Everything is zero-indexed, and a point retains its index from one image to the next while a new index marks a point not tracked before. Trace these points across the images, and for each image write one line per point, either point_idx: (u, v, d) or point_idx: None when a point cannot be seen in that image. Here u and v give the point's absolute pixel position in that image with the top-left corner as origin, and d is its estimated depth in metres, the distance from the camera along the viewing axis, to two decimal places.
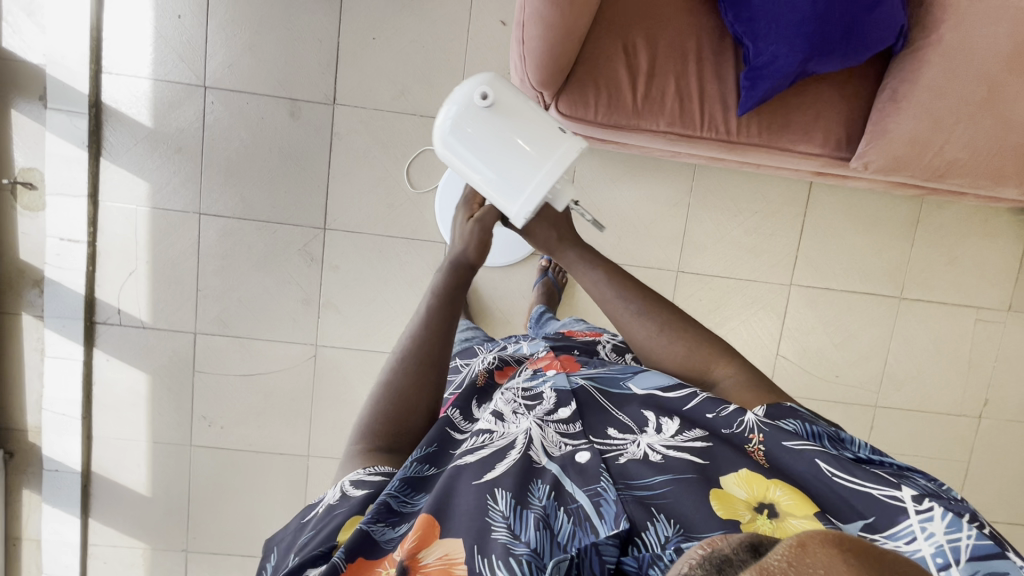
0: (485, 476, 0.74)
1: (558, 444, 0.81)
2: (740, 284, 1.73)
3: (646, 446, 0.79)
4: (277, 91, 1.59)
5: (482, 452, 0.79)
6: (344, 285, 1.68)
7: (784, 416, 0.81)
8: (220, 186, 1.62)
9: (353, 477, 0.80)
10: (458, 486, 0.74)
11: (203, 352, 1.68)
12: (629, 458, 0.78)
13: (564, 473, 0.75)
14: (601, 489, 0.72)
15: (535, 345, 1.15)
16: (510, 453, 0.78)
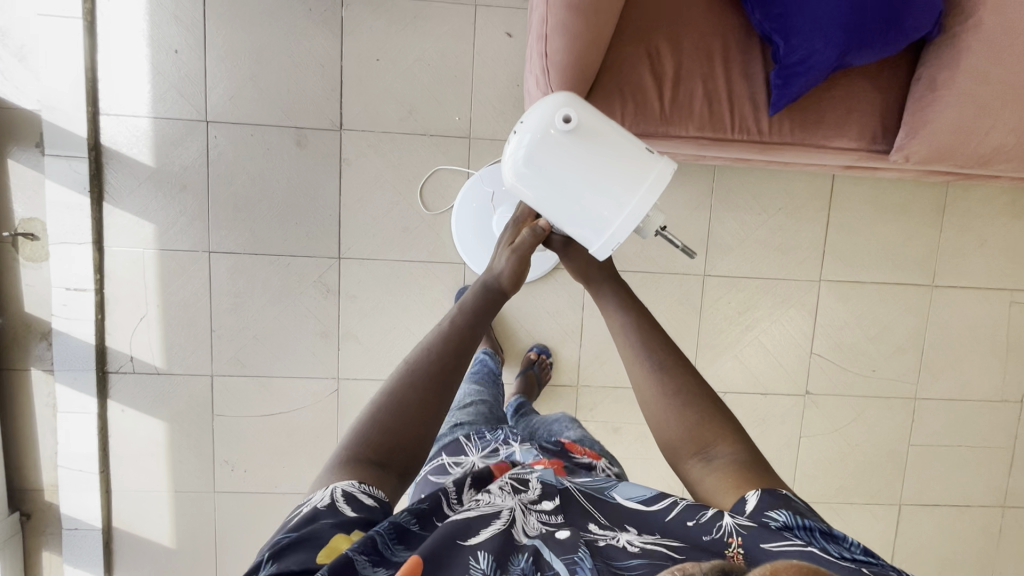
0: (466, 541, 0.78)
1: (538, 525, 0.84)
2: (769, 284, 1.68)
3: (623, 540, 0.81)
4: (281, 120, 1.54)
5: (469, 516, 0.83)
6: (363, 314, 1.62)
7: (771, 510, 0.82)
8: (227, 222, 1.56)
9: (347, 489, 0.81)
10: (446, 537, 0.78)
11: (220, 394, 1.62)
12: (607, 543, 0.80)
13: (546, 548, 0.78)
14: (578, 559, 0.76)
15: (528, 453, 1.08)
16: (491, 524, 0.82)
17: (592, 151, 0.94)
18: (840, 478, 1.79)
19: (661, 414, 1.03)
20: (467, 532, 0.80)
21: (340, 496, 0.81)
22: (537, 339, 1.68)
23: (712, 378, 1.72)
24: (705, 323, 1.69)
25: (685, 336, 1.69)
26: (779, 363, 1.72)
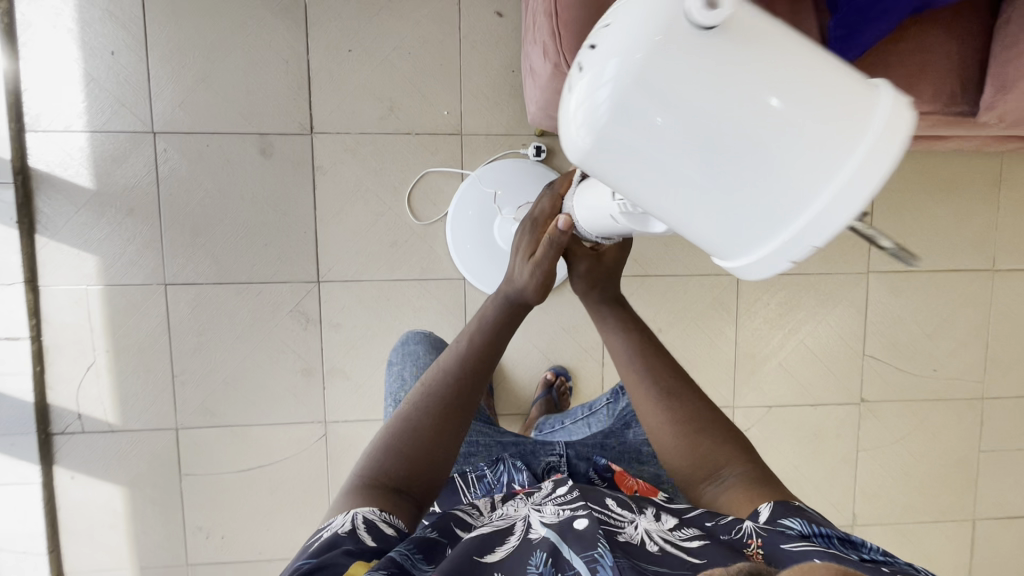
0: (484, 556, 0.67)
1: (555, 514, 0.74)
2: (812, 280, 1.48)
3: (644, 534, 0.71)
4: (242, 126, 1.33)
5: (489, 530, 0.72)
6: (350, 345, 1.40)
7: (788, 516, 0.69)
8: (185, 248, 1.34)
9: (369, 516, 0.68)
10: (464, 555, 0.67)
11: (188, 449, 1.39)
12: (629, 538, 0.70)
13: (560, 544, 0.67)
14: (597, 556, 0.64)
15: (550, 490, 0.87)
16: (510, 538, 0.71)
17: (741, 68, 0.39)
18: (905, 494, 1.57)
19: (668, 439, 0.87)
20: (482, 547, 0.68)
21: (360, 523, 0.67)
22: (554, 361, 1.45)
23: (754, 391, 1.50)
24: (743, 328, 1.48)
25: (722, 344, 1.48)
26: (829, 368, 1.51)
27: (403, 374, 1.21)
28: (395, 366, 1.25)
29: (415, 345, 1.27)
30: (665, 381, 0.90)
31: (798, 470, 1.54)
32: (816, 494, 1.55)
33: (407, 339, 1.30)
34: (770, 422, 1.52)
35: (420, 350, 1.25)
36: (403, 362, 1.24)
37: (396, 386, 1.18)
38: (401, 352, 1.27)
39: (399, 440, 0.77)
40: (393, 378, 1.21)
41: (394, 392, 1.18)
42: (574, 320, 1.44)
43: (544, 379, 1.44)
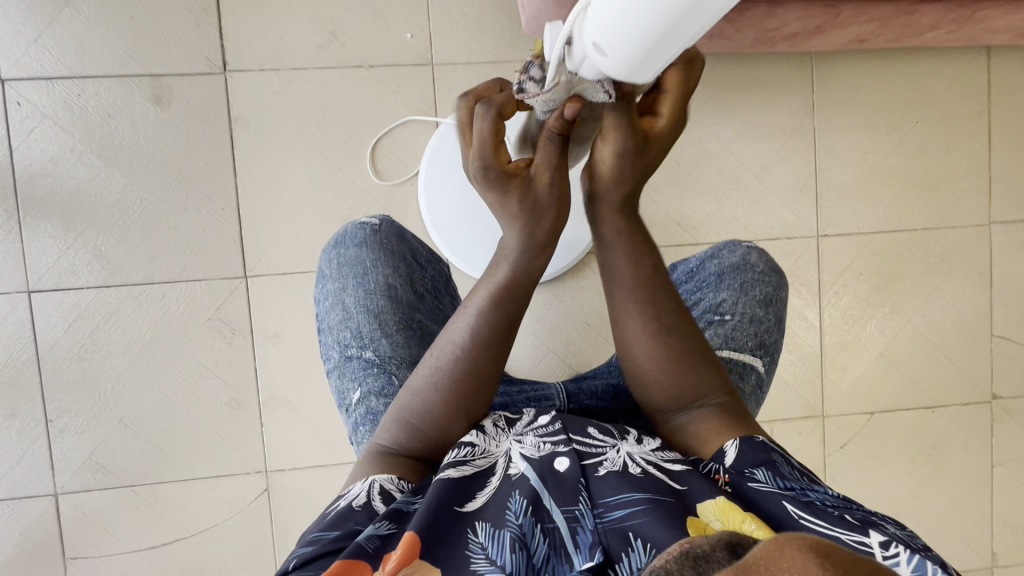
0: (460, 508, 0.44)
1: (535, 447, 0.49)
2: (916, 238, 1.10)
3: (628, 456, 0.48)
4: (126, 67, 0.96)
5: (455, 472, 0.47)
6: (295, 362, 1.00)
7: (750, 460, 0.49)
8: (55, 239, 0.96)
9: (387, 485, 0.48)
10: (432, 512, 0.43)
11: (73, 524, 0.99)
12: (613, 468, 0.46)
13: (536, 483, 0.45)
14: (579, 515, 0.43)
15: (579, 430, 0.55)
16: (488, 482, 0.46)
17: None
18: None
19: (650, 375, 0.54)
20: (454, 493, 0.45)
21: (375, 494, 0.47)
22: (577, 370, 1.05)
23: (848, 392, 1.11)
24: (828, 307, 1.10)
25: (800, 332, 1.09)
26: (946, 356, 1.12)
27: (344, 303, 0.71)
28: (328, 283, 0.73)
29: (358, 250, 0.74)
30: (664, 308, 0.53)
31: (915, 498, 1.13)
32: (943, 531, 1.14)
33: (345, 234, 0.76)
34: (873, 434, 1.12)
35: (372, 262, 0.73)
36: (340, 279, 0.73)
37: (332, 322, 0.71)
38: (334, 258, 0.74)
39: (414, 418, 0.51)
40: (328, 306, 0.72)
41: (329, 331, 0.71)
42: (600, 311, 1.05)
43: None
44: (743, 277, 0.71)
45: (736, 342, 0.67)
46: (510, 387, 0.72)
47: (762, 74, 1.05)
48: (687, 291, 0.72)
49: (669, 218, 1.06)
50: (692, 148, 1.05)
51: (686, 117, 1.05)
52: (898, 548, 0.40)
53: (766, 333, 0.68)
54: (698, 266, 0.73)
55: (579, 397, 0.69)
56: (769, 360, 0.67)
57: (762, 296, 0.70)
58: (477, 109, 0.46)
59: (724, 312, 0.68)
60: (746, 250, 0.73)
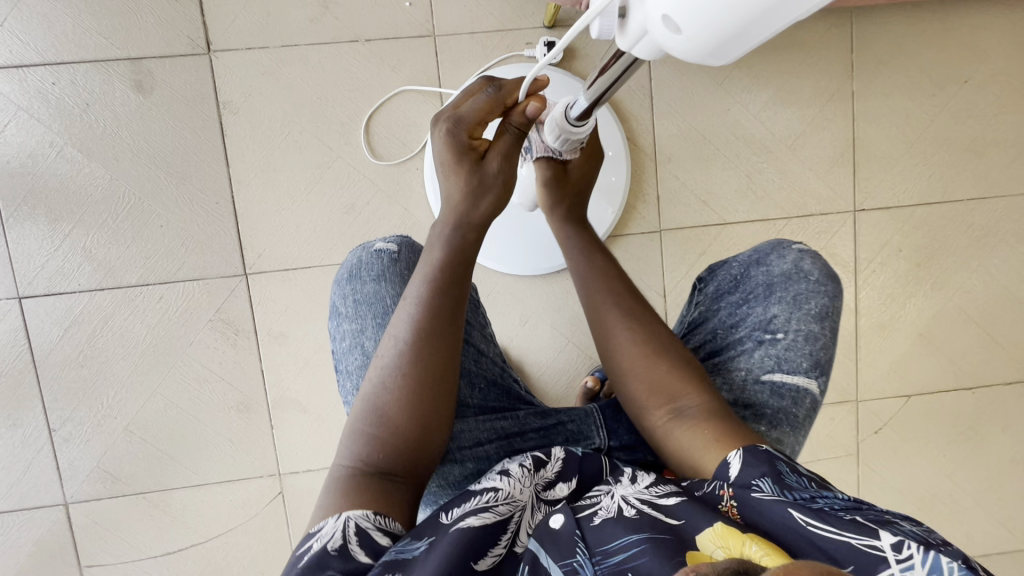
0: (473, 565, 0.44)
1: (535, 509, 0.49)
2: (961, 209, 1.02)
3: (622, 501, 0.48)
4: (101, 49, 0.88)
5: (477, 520, 0.46)
6: (304, 362, 0.96)
7: (756, 464, 0.47)
8: (41, 242, 0.90)
9: (363, 523, 0.45)
10: (444, 560, 0.43)
11: (86, 533, 0.96)
12: (607, 516, 0.46)
13: (538, 550, 0.44)
14: (577, 565, 0.42)
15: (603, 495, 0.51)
16: (499, 541, 0.46)
17: None
18: None
19: (635, 374, 0.59)
20: (465, 547, 0.44)
21: (352, 534, 0.44)
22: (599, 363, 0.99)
23: (885, 375, 1.05)
24: (865, 287, 1.03)
25: None
26: (989, 335, 1.06)
27: (364, 346, 0.63)
28: (344, 323, 0.65)
29: (376, 286, 0.65)
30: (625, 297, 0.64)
31: (952, 482, 1.09)
32: (981, 514, 1.10)
33: (360, 264, 0.67)
34: (909, 418, 1.07)
35: (392, 298, 0.64)
36: (358, 319, 0.64)
37: (352, 366, 0.63)
38: (350, 293, 0.66)
39: (371, 426, 0.50)
40: (345, 348, 0.64)
41: (347, 375, 0.63)
42: None
43: (583, 390, 0.95)
44: (795, 288, 0.61)
45: (790, 364, 0.60)
46: (549, 421, 0.65)
47: (796, 35, 0.96)
48: (733, 303, 0.64)
49: (694, 197, 0.99)
50: (719, 120, 0.97)
51: (712, 85, 0.97)
52: (911, 548, 0.37)
53: (823, 350, 0.60)
54: (744, 275, 0.64)
55: (621, 432, 0.64)
56: (824, 378, 0.60)
57: (817, 309, 0.60)
58: (485, 88, 0.51)
59: (776, 332, 0.61)
60: (798, 254, 0.62)
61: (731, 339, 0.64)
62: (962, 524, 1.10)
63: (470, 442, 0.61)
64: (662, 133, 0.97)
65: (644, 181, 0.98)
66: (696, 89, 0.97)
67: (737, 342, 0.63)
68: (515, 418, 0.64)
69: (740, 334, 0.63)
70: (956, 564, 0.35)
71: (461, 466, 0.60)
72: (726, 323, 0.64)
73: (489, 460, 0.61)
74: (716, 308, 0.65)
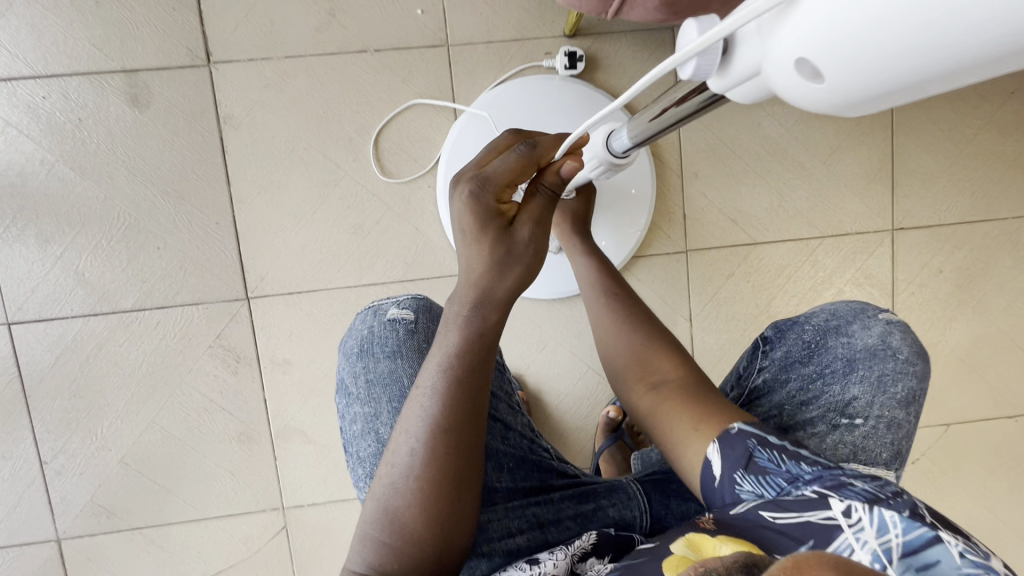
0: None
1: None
2: (1006, 228, 0.96)
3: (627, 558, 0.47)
4: (94, 61, 0.82)
5: None
6: (310, 390, 0.90)
7: (729, 452, 0.48)
8: (31, 264, 0.85)
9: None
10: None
11: (79, 571, 0.91)
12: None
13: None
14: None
15: None
16: None
17: None
18: None
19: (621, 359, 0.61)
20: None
21: None
22: None
23: (922, 402, 0.99)
24: (903, 310, 0.97)
25: None
26: None
27: (379, 432, 0.58)
28: (355, 404, 0.60)
29: (392, 363, 0.60)
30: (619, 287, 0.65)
31: (993, 515, 1.03)
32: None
33: (371, 337, 0.61)
34: (948, 447, 1.01)
35: (409, 377, 0.59)
36: (372, 401, 0.59)
37: (364, 453, 0.58)
38: (361, 371, 0.60)
39: (384, 532, 0.47)
40: (357, 432, 0.59)
41: (359, 462, 0.58)
42: None
43: (605, 421, 0.91)
44: (881, 366, 0.55)
45: (869, 454, 0.54)
46: (585, 506, 0.59)
47: None
48: (806, 378, 0.57)
49: (723, 216, 0.93)
50: (749, 134, 0.91)
51: None
52: (858, 511, 0.41)
53: (905, 438, 0.54)
54: (820, 345, 0.57)
55: (666, 523, 0.59)
56: (902, 469, 0.55)
57: (903, 393, 0.54)
58: (518, 148, 0.47)
59: (855, 416, 0.54)
60: (886, 327, 0.56)
61: (800, 418, 0.57)
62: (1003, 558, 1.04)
63: (500, 533, 0.55)
64: (690, 149, 0.91)
65: (670, 200, 0.92)
66: (725, 101, 0.91)
67: (807, 422, 0.56)
68: (549, 502, 0.59)
69: (811, 414, 0.56)
70: (899, 517, 0.40)
71: (490, 560, 0.55)
72: (796, 398, 0.57)
73: (521, 553, 0.55)
74: (784, 379, 0.58)
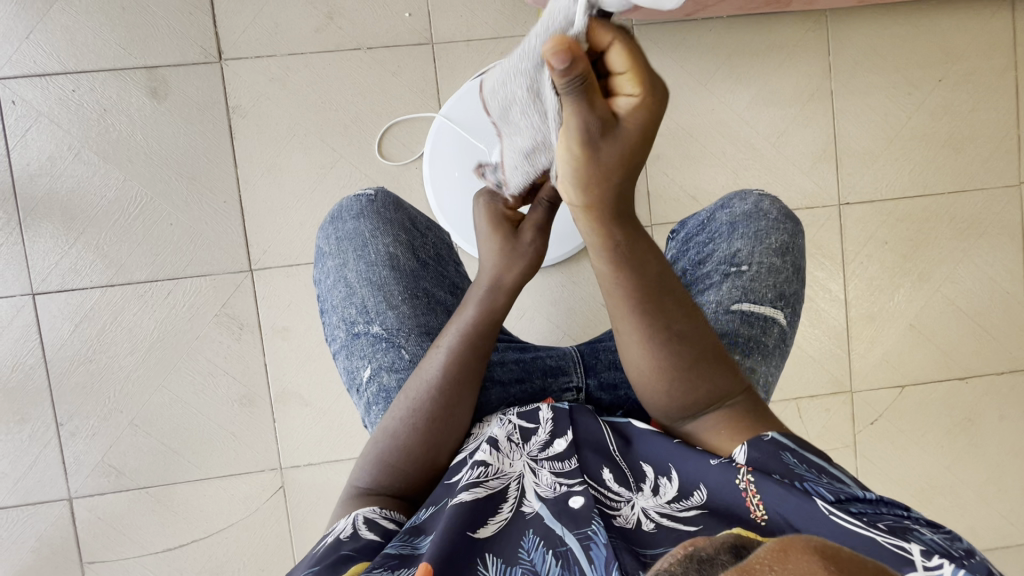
0: (472, 533, 0.47)
1: (551, 487, 0.51)
2: (942, 201, 1.05)
3: (643, 512, 0.48)
4: (118, 59, 0.93)
5: (469, 495, 0.50)
6: (307, 354, 0.98)
7: (780, 458, 0.48)
8: (56, 240, 0.94)
9: (370, 515, 0.52)
10: (445, 535, 0.46)
11: (89, 528, 0.97)
12: (628, 523, 0.47)
13: (549, 520, 0.47)
14: (591, 533, 0.45)
15: (611, 466, 0.53)
16: (500, 509, 0.49)
17: None
18: None
19: (645, 373, 0.51)
20: (468, 517, 0.48)
21: (360, 523, 0.51)
22: None
23: (876, 365, 1.07)
24: (852, 278, 1.05)
25: (824, 305, 1.05)
26: (979, 325, 1.07)
27: (346, 278, 0.69)
28: (328, 261, 0.71)
29: (356, 222, 0.71)
30: (672, 313, 0.49)
31: (952, 474, 1.09)
32: (984, 508, 1.09)
33: (341, 208, 0.73)
34: (904, 408, 1.07)
35: (369, 233, 0.71)
36: (340, 254, 0.70)
37: (336, 300, 0.69)
38: (332, 233, 0.72)
39: (387, 455, 0.56)
40: (329, 285, 0.70)
41: (332, 309, 0.69)
42: None
43: None
44: (757, 224, 0.72)
45: (756, 294, 0.68)
46: (524, 354, 0.70)
47: (775, 39, 1.02)
48: (700, 243, 0.74)
49: (683, 192, 1.02)
50: (704, 118, 1.02)
51: (697, 86, 1.01)
52: (941, 559, 0.37)
53: (785, 284, 0.69)
54: (710, 218, 0.74)
55: (597, 370, 0.69)
56: (789, 312, 0.68)
57: (776, 244, 0.71)
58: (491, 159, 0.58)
59: (741, 264, 0.70)
60: (758, 198, 0.74)
61: (701, 275, 0.71)
62: (964, 516, 1.09)
63: None
64: None
65: None
66: (681, 89, 1.01)
67: (706, 276, 0.71)
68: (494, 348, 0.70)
69: (708, 269, 0.71)
70: None
71: None
72: (695, 260, 0.73)
73: None
74: (685, 250, 0.75)
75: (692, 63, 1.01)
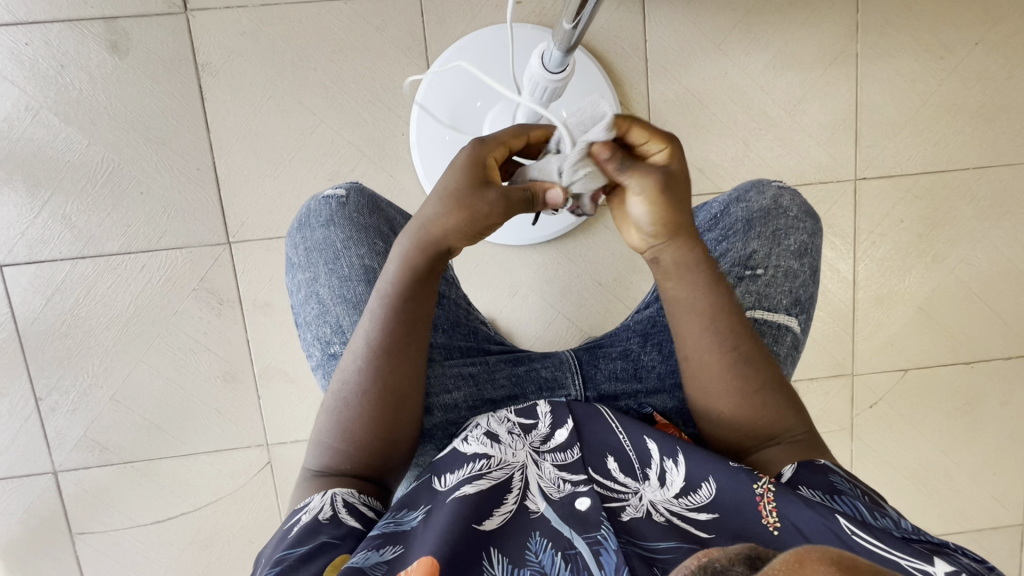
0: (478, 526, 0.46)
1: (555, 484, 0.50)
2: (965, 178, 0.98)
3: (652, 505, 0.49)
4: (71, 7, 0.85)
5: (471, 488, 0.49)
6: (290, 330, 0.94)
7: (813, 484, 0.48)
8: (21, 208, 0.89)
9: (349, 498, 0.50)
10: (446, 528, 0.45)
11: (76, 500, 0.96)
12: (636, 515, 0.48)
13: (557, 522, 0.46)
14: (600, 538, 0.44)
15: (617, 461, 0.53)
16: (505, 500, 0.49)
17: None
18: None
19: (721, 395, 0.55)
20: (472, 511, 0.47)
21: (339, 506, 0.49)
22: (589, 333, 0.97)
23: (881, 348, 1.03)
24: (863, 259, 1.00)
25: (831, 286, 1.01)
26: (992, 309, 1.03)
27: (319, 294, 0.65)
28: (298, 273, 0.67)
29: (325, 231, 0.67)
30: (740, 338, 0.54)
31: (948, 459, 1.07)
32: (978, 492, 1.08)
33: (309, 213, 0.69)
34: (906, 392, 1.05)
35: (341, 242, 0.66)
36: (310, 267, 0.66)
37: (309, 316, 0.65)
38: (300, 243, 0.67)
39: (336, 440, 0.53)
40: (301, 299, 0.66)
41: (306, 327, 0.65)
42: (614, 270, 0.97)
43: None
44: (774, 222, 0.67)
45: (771, 301, 0.65)
46: (518, 366, 0.66)
47: None
48: (712, 240, 0.68)
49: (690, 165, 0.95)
50: (715, 83, 0.94)
51: (711, 47, 0.93)
52: None
53: (801, 288, 0.66)
54: (723, 212, 0.68)
55: (596, 381, 0.66)
56: (803, 317, 0.66)
57: (795, 245, 0.67)
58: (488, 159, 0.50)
59: (756, 267, 0.66)
60: (777, 191, 0.68)
61: None
62: (958, 501, 1.08)
63: (437, 390, 0.63)
64: (657, 97, 0.94)
65: None
66: (693, 50, 0.93)
67: None
68: (484, 363, 0.66)
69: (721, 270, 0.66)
70: None
71: (430, 415, 0.63)
72: None
73: (458, 409, 0.63)
74: None
75: (706, 21, 0.92)
